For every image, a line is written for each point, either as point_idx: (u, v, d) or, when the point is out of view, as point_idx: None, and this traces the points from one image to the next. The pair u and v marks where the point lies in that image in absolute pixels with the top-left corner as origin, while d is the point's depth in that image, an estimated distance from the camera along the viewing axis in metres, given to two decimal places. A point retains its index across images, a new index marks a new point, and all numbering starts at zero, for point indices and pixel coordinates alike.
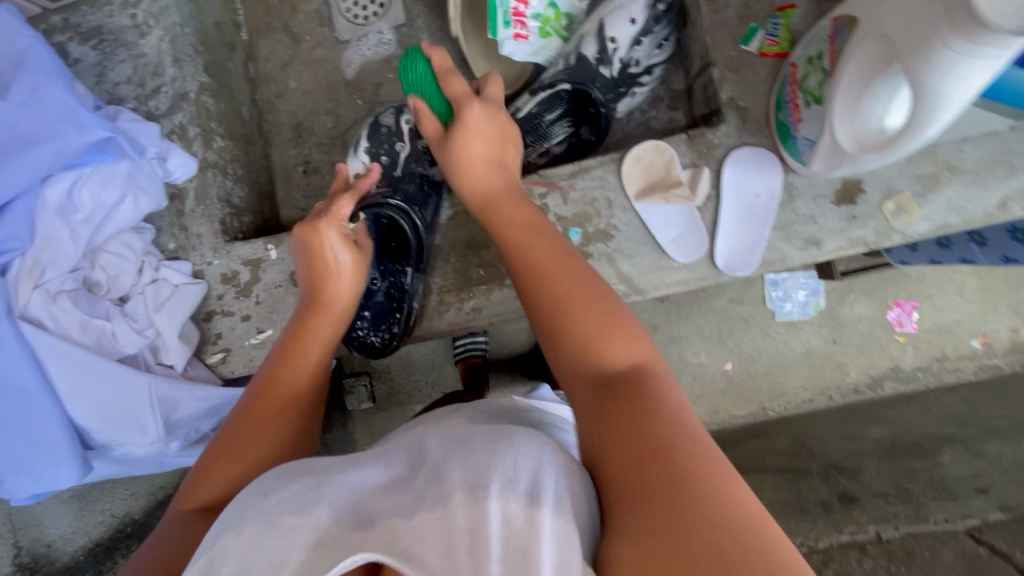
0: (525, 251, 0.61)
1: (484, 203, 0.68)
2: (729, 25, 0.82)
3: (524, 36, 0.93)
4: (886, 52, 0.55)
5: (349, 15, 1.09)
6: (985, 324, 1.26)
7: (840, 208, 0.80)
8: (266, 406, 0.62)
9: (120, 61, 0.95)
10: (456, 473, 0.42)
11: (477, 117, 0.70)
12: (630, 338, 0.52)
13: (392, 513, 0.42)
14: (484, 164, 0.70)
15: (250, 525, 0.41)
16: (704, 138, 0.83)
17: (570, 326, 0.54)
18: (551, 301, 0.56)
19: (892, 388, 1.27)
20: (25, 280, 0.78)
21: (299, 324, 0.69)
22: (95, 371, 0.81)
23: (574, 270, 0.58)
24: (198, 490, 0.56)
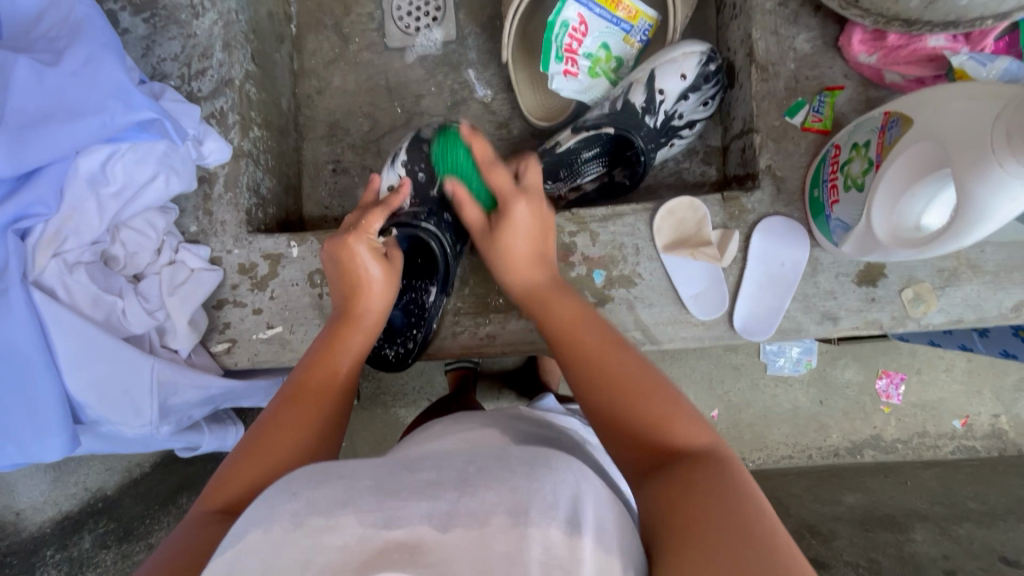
0: (574, 342, 0.62)
1: (530, 297, 0.71)
2: (777, 96, 0.84)
3: (573, 74, 0.95)
4: (935, 154, 0.56)
5: (401, 24, 1.10)
6: (969, 406, 1.28)
7: (860, 289, 0.82)
8: (291, 411, 0.62)
9: (169, 38, 0.94)
10: (493, 494, 0.42)
11: (526, 218, 0.73)
12: (693, 421, 0.53)
13: (419, 521, 0.41)
14: (529, 258, 0.73)
15: (278, 524, 0.41)
16: (738, 202, 0.84)
17: (628, 421, 0.54)
18: (609, 389, 0.56)
19: (871, 457, 1.29)
20: (44, 248, 0.76)
21: (331, 336, 0.70)
22: (102, 346, 0.79)
23: (625, 356, 0.59)
24: (219, 490, 0.55)
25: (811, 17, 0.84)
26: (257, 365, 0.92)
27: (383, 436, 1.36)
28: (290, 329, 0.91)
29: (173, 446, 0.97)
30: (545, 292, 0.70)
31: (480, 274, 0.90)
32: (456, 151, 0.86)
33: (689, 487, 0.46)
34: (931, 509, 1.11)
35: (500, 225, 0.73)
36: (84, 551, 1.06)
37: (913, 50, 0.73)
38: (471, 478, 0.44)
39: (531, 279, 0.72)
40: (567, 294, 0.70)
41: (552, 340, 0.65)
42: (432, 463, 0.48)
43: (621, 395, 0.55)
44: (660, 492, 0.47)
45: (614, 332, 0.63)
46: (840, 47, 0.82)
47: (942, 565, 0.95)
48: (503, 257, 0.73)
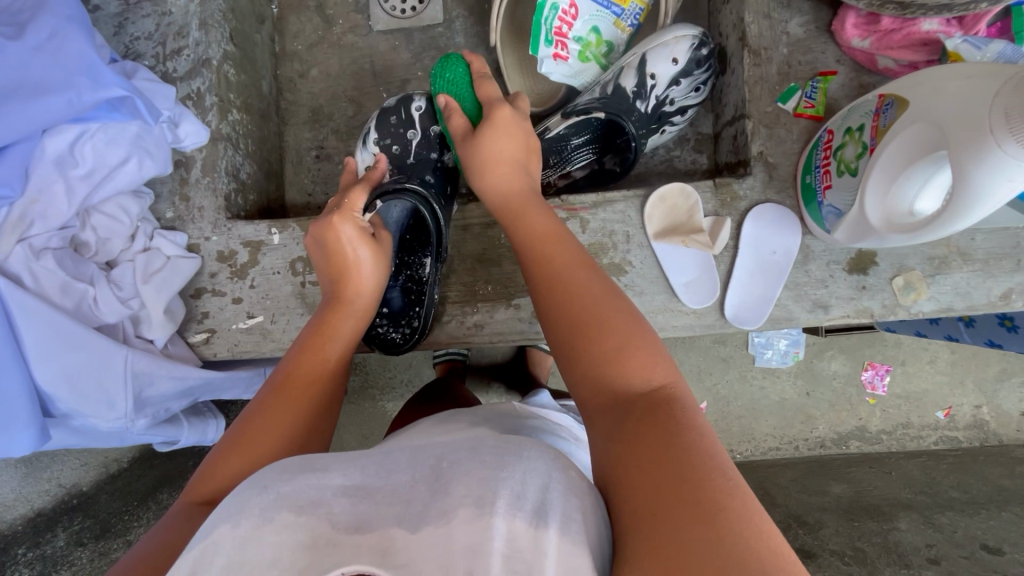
0: (543, 263, 0.61)
1: (508, 207, 0.69)
2: (770, 81, 0.82)
3: (562, 57, 0.92)
4: (930, 137, 0.55)
5: (387, 6, 1.07)
6: (953, 398, 1.29)
7: (851, 277, 0.81)
8: (280, 400, 0.59)
9: (143, 16, 0.90)
10: (460, 488, 0.40)
11: (501, 134, 0.72)
12: (652, 357, 0.51)
13: (389, 523, 0.39)
14: (501, 163, 0.71)
15: (248, 519, 0.39)
16: (729, 188, 0.83)
17: (591, 352, 0.52)
18: (580, 313, 0.55)
19: (857, 447, 1.30)
20: (10, 232, 0.73)
21: (319, 321, 0.68)
22: (72, 336, 0.76)
23: (600, 290, 0.57)
24: (204, 482, 0.52)
25: (804, 1, 0.82)
26: (237, 356, 0.89)
27: (369, 430, 1.34)
28: (272, 319, 0.88)
29: (150, 440, 0.94)
30: (521, 204, 0.68)
31: (470, 262, 0.88)
32: (452, 63, 0.82)
33: (640, 436, 0.45)
34: (916, 499, 1.11)
35: (482, 130, 0.73)
36: (58, 549, 1.01)
37: (907, 34, 0.72)
38: (445, 475, 0.42)
39: (505, 189, 0.70)
40: (541, 207, 0.68)
41: (519, 248, 0.65)
42: (410, 458, 0.46)
43: (586, 327, 0.54)
44: (617, 438, 0.46)
45: (584, 253, 0.62)
46: (833, 31, 0.80)
47: (926, 553, 0.96)
48: (477, 168, 0.72)
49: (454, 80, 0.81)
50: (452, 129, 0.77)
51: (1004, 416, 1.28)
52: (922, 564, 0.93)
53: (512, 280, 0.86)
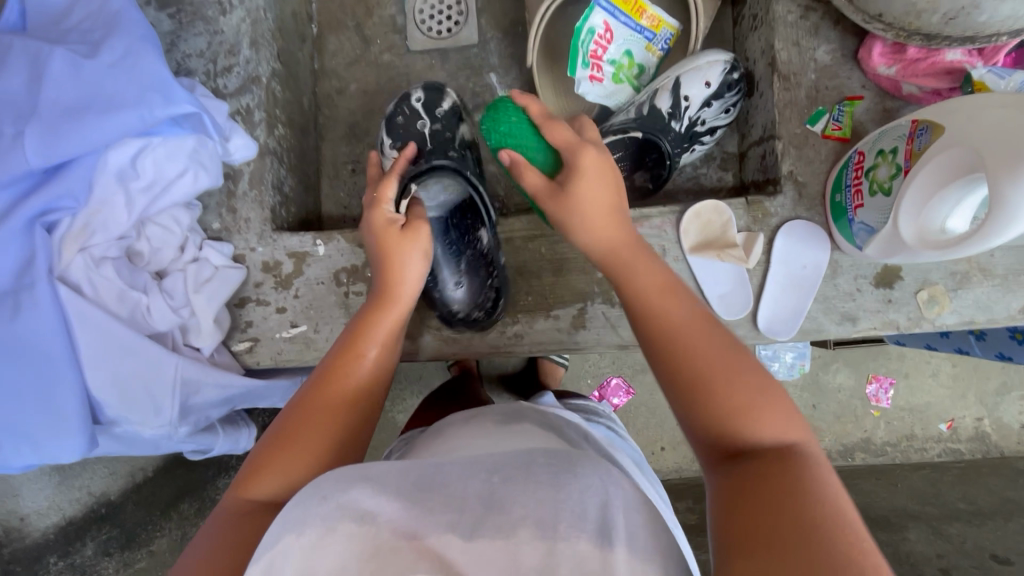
0: (649, 317, 0.61)
1: (609, 256, 0.68)
2: (800, 104, 0.87)
3: (598, 79, 0.97)
4: (965, 160, 0.59)
5: (424, 28, 1.11)
6: (954, 411, 1.33)
7: (877, 290, 0.85)
8: (321, 396, 0.61)
9: (195, 34, 0.93)
10: (520, 509, 0.44)
11: (597, 163, 0.70)
12: (779, 413, 0.51)
13: (444, 531, 0.42)
14: (604, 213, 0.69)
15: (311, 528, 0.41)
16: (761, 206, 0.87)
17: (709, 397, 0.53)
18: (693, 369, 0.55)
19: (862, 459, 1.33)
20: (71, 243, 0.75)
21: (361, 319, 0.69)
22: (126, 344, 0.78)
23: (717, 343, 0.56)
24: (254, 479, 0.55)
25: (831, 30, 0.87)
26: (280, 364, 0.91)
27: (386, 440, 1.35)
28: (315, 328, 0.90)
29: (187, 447, 0.95)
30: (625, 253, 0.67)
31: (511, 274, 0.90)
32: (502, 112, 0.79)
33: (753, 481, 0.46)
34: (922, 511, 1.14)
35: (568, 181, 0.69)
36: (86, 558, 1.06)
37: (932, 63, 0.77)
38: (497, 492, 0.45)
39: (609, 240, 0.68)
40: (650, 259, 0.67)
41: (628, 293, 0.65)
42: (462, 472, 0.48)
43: (694, 379, 0.54)
44: (730, 483, 0.48)
45: (703, 309, 0.61)
46: (858, 58, 0.85)
47: (937, 563, 0.98)
48: (574, 224, 0.69)
49: (507, 131, 0.77)
50: (527, 186, 0.71)
51: (1004, 428, 1.32)
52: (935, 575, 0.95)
53: (552, 292, 0.89)
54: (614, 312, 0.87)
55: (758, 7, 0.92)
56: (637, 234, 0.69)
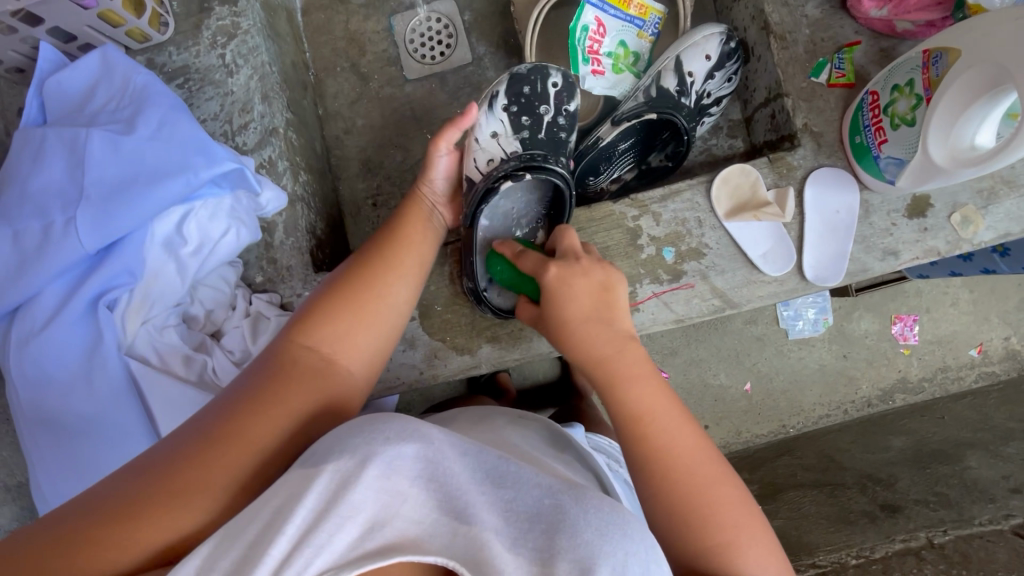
0: (656, 448, 0.56)
1: (600, 378, 0.61)
2: (800, 60, 0.90)
3: (600, 72, 1.01)
4: (988, 76, 0.62)
5: (417, 56, 1.14)
6: (981, 335, 1.34)
7: (912, 221, 0.87)
8: (351, 280, 0.67)
9: (207, 99, 0.95)
10: (568, 539, 0.43)
11: (565, 283, 0.65)
12: (767, 550, 0.54)
13: (490, 531, 0.44)
14: (589, 328, 0.64)
15: (377, 457, 0.44)
16: (784, 161, 0.89)
17: (706, 531, 0.53)
18: (695, 503, 0.53)
19: (903, 400, 1.33)
20: (133, 316, 0.75)
21: (394, 238, 0.73)
22: (198, 408, 0.76)
23: (711, 468, 0.56)
24: (290, 362, 0.58)
25: None
26: None
27: None
28: None
29: None
30: (618, 375, 0.60)
31: None
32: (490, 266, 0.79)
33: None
34: (977, 437, 1.14)
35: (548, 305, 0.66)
36: None
37: None
38: (558, 508, 0.45)
39: (594, 353, 0.63)
40: (648, 371, 0.61)
41: (614, 405, 0.60)
42: (522, 475, 0.48)
43: (689, 511, 0.53)
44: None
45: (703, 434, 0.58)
46: (847, 6, 0.88)
47: (1005, 483, 0.97)
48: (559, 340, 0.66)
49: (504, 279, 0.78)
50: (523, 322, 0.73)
51: None
52: (1006, 495, 0.95)
53: None
54: (664, 290, 0.89)
55: None
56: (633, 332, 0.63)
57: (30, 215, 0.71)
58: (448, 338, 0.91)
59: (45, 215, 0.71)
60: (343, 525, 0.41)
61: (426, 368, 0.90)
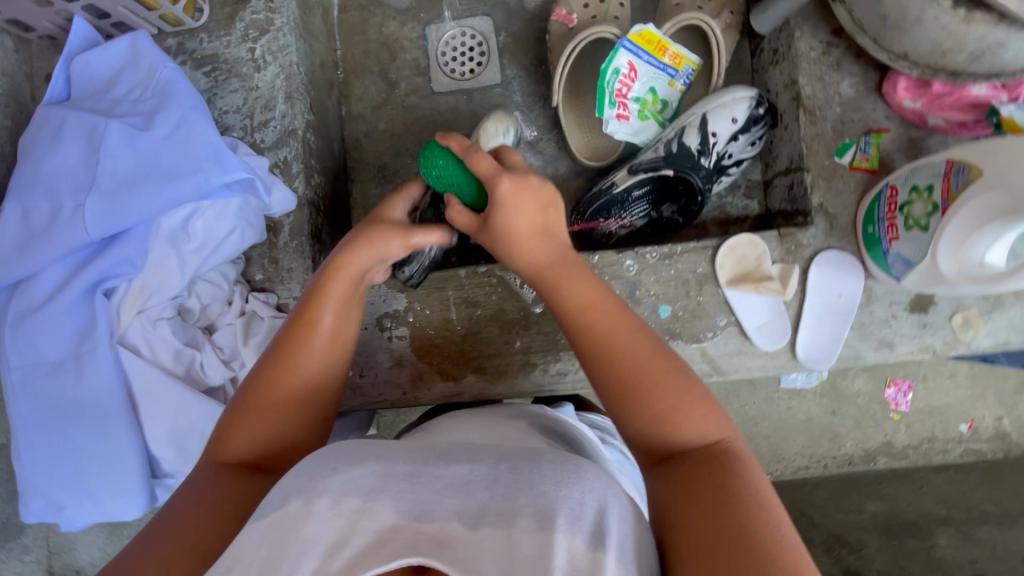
0: (602, 341, 0.62)
1: (543, 276, 0.68)
2: (826, 138, 0.89)
3: (625, 117, 0.99)
4: (1001, 203, 0.61)
5: (448, 69, 1.13)
6: (974, 410, 1.27)
7: (912, 316, 0.86)
8: (273, 376, 0.61)
9: (231, 91, 0.95)
10: (526, 497, 0.48)
11: (515, 193, 0.67)
12: (708, 416, 0.58)
13: (449, 518, 0.46)
14: (530, 235, 0.68)
15: (321, 499, 0.47)
16: (794, 237, 0.88)
17: (642, 404, 0.58)
18: (629, 379, 0.60)
19: (884, 464, 1.27)
20: (129, 306, 0.76)
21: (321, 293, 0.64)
22: (182, 403, 0.79)
23: (644, 346, 0.61)
24: (226, 445, 0.58)
25: (854, 64, 0.89)
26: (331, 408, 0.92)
27: None
28: (360, 373, 0.92)
29: None
30: (561, 271, 0.67)
31: (550, 313, 0.91)
32: (432, 154, 0.73)
33: (689, 485, 0.53)
34: None
35: (490, 214, 0.68)
36: None
37: (958, 97, 0.79)
38: (502, 476, 0.50)
39: (540, 257, 0.68)
40: (585, 271, 0.67)
41: (565, 319, 0.66)
42: (471, 455, 0.53)
43: (633, 392, 0.59)
44: (666, 490, 0.54)
45: (656, 339, 0.63)
46: (882, 91, 0.87)
47: None
48: (506, 244, 0.69)
49: (440, 175, 0.73)
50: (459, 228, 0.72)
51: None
52: None
53: None
54: None
55: (778, 42, 0.95)
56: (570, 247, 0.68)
57: (41, 196, 0.72)
58: (436, 363, 0.91)
59: (55, 199, 0.72)
60: (302, 559, 0.43)
61: (409, 389, 0.91)
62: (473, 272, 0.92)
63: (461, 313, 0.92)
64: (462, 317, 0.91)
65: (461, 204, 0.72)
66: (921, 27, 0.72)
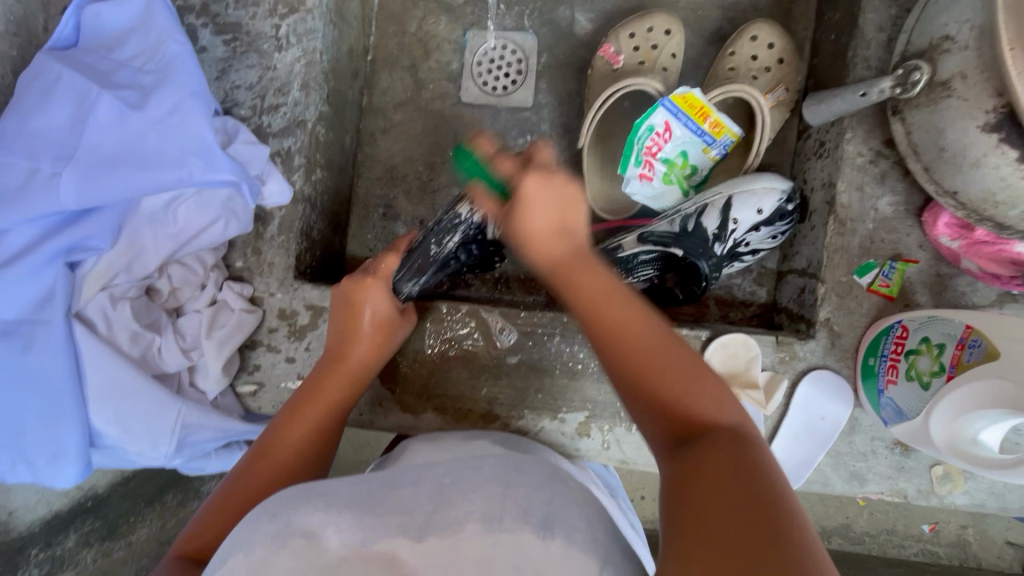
0: (616, 329, 0.58)
1: (556, 273, 0.63)
2: (850, 252, 0.83)
3: (648, 177, 0.94)
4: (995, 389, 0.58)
5: (480, 81, 1.06)
6: (940, 514, 1.23)
7: (893, 455, 0.82)
8: (256, 470, 0.63)
9: (247, 66, 0.91)
10: (461, 512, 0.45)
11: (537, 192, 0.62)
12: (721, 402, 0.53)
13: (392, 535, 0.43)
14: (550, 233, 0.63)
15: (261, 545, 0.42)
16: (791, 347, 0.84)
17: (656, 395, 0.55)
18: (641, 377, 0.56)
19: (838, 545, 1.24)
20: (94, 281, 0.75)
21: (314, 382, 0.72)
22: (131, 386, 0.76)
23: (655, 339, 0.58)
24: (194, 539, 0.59)
25: (899, 181, 0.83)
26: None
27: (361, 452, 1.24)
28: None
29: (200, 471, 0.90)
30: (574, 268, 0.62)
31: (523, 367, 0.88)
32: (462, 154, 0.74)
33: (699, 472, 0.47)
34: None
35: (511, 208, 0.63)
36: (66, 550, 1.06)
37: (998, 250, 0.75)
38: (448, 491, 0.48)
39: (552, 254, 0.63)
40: (600, 264, 0.63)
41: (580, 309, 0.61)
42: (413, 477, 0.51)
43: (644, 375, 0.56)
44: (678, 478, 0.48)
45: (668, 328, 0.59)
46: (921, 218, 0.82)
47: None
48: (522, 241, 0.64)
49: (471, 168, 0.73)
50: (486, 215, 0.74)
51: (987, 539, 1.23)
52: None
53: (563, 394, 0.88)
54: (620, 430, 0.87)
55: (826, 136, 0.88)
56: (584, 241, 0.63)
57: (19, 153, 0.69)
58: (398, 392, 0.89)
59: (33, 159, 0.70)
60: None
61: (365, 411, 0.89)
62: (455, 308, 0.89)
63: (436, 347, 0.89)
64: (435, 351, 0.89)
65: (488, 192, 0.71)
66: (978, 171, 0.66)
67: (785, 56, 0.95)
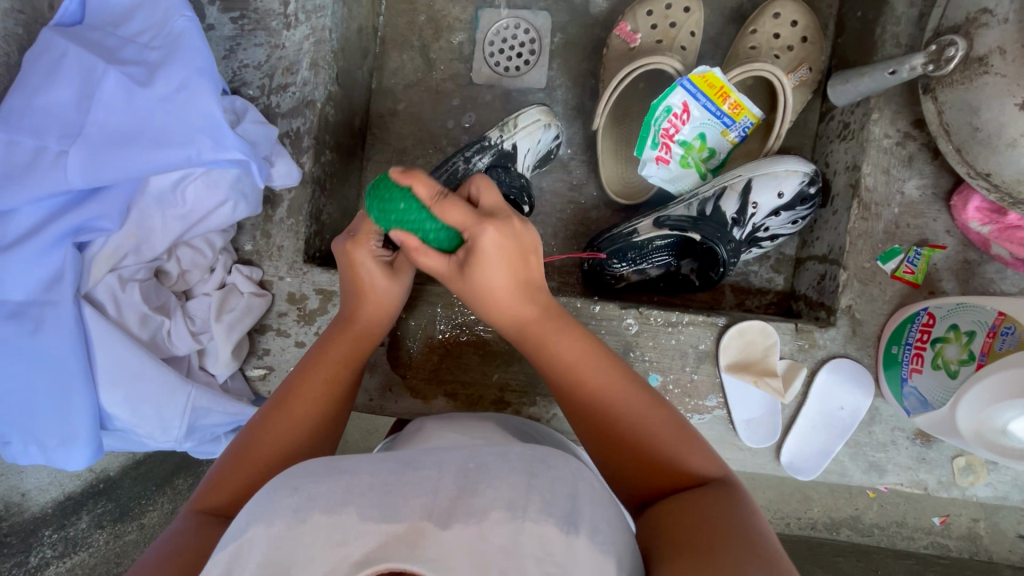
0: (591, 391, 0.59)
1: (526, 338, 0.61)
2: (874, 238, 0.81)
3: (664, 160, 0.92)
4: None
5: (491, 61, 1.03)
6: (951, 506, 1.21)
7: (913, 446, 0.80)
8: (271, 423, 0.62)
9: (255, 44, 0.89)
10: (487, 501, 0.43)
11: (498, 247, 0.55)
12: (703, 451, 0.56)
13: (418, 516, 0.42)
14: (511, 290, 0.58)
15: (280, 519, 0.41)
16: (810, 334, 0.82)
17: (637, 447, 0.56)
18: (621, 433, 0.57)
19: (847, 536, 1.23)
20: (104, 262, 0.74)
21: (326, 342, 0.69)
22: (141, 370, 0.75)
23: (638, 399, 0.58)
24: (212, 493, 0.58)
25: (927, 163, 0.80)
26: None
27: (368, 439, 1.23)
28: None
29: (208, 455, 0.90)
30: (539, 335, 0.61)
31: None
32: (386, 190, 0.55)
33: (679, 520, 0.50)
34: None
35: (468, 267, 0.56)
36: (79, 531, 1.08)
37: None
38: (472, 475, 0.46)
39: (522, 318, 0.60)
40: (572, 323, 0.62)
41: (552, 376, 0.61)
42: (432, 458, 0.49)
43: (622, 435, 0.57)
44: (655, 529, 0.50)
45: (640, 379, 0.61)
46: (949, 202, 0.80)
47: None
48: (480, 297, 0.59)
49: (402, 215, 0.55)
50: (426, 268, 0.58)
51: (998, 533, 1.21)
52: None
53: None
54: None
55: (851, 117, 0.85)
56: (551, 300, 0.61)
57: (25, 131, 0.68)
58: (408, 377, 0.88)
59: (40, 137, 0.69)
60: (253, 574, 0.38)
61: (376, 396, 0.88)
62: None
63: (446, 334, 0.88)
64: (446, 336, 0.88)
65: (428, 247, 0.56)
66: (1015, 152, 0.64)
67: (808, 34, 0.92)
